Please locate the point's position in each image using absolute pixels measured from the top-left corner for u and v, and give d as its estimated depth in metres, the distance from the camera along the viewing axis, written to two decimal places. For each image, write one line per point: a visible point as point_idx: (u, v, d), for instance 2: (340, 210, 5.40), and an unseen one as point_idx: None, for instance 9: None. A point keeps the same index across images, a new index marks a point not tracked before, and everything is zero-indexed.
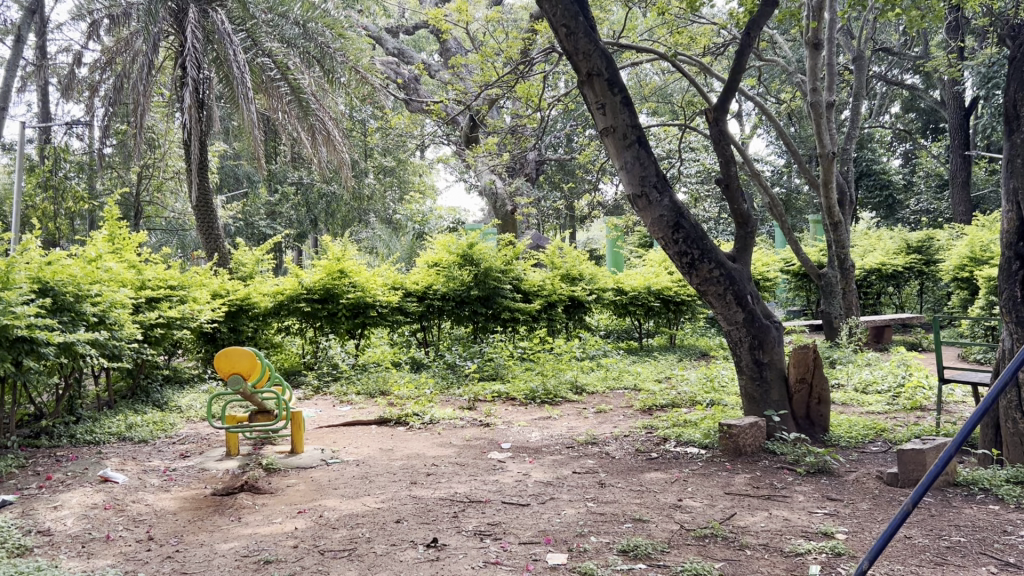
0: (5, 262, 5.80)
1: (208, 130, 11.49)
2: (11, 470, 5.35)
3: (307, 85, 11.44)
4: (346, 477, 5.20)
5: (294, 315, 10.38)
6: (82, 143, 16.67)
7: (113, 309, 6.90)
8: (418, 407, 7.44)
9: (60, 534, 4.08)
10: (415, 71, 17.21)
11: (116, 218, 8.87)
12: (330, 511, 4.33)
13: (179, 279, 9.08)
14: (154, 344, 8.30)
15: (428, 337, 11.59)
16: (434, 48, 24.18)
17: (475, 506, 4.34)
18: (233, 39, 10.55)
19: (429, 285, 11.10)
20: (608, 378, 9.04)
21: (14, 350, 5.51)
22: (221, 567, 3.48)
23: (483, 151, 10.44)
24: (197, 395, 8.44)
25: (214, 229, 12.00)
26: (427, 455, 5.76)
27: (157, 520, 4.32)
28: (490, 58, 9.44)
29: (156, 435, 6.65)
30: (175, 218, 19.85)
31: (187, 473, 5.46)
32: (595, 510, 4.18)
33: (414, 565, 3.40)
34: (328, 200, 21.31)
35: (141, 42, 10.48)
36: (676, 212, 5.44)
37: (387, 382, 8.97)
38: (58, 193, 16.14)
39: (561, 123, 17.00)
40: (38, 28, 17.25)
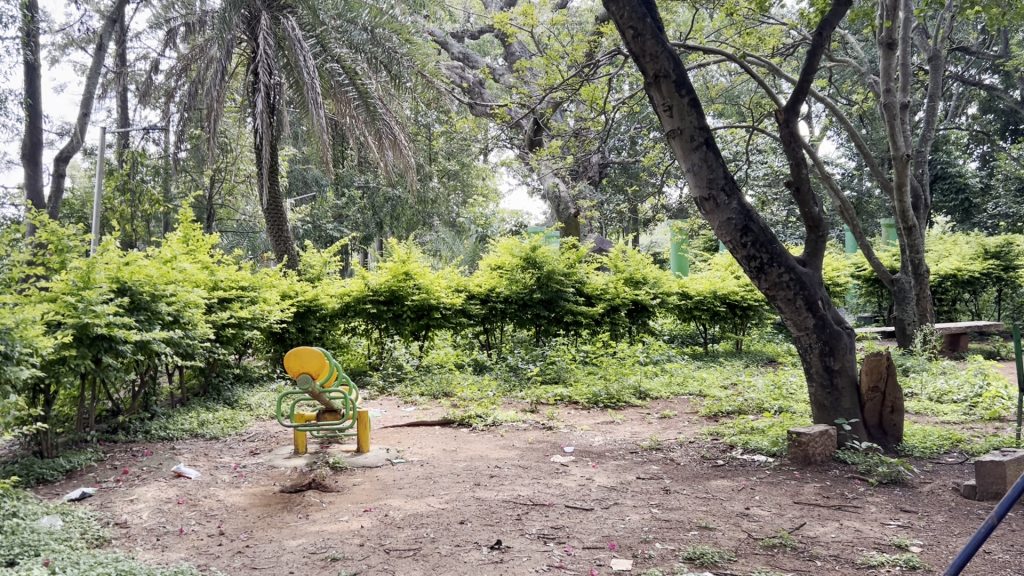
0: (86, 262, 6.00)
1: (278, 135, 11.72)
2: (90, 463, 5.54)
3: (374, 89, 11.61)
4: (411, 476, 5.26)
5: (360, 316, 10.56)
6: (158, 148, 17.14)
7: (187, 309, 7.12)
8: (481, 408, 7.48)
9: (136, 526, 4.20)
10: (480, 75, 17.30)
11: (189, 220, 9.09)
12: (395, 510, 4.38)
13: (250, 280, 9.30)
14: (225, 343, 8.53)
15: (491, 339, 11.67)
16: (498, 52, 24.29)
17: (539, 508, 4.34)
18: (303, 46, 10.76)
19: (492, 287, 11.16)
20: (672, 384, 8.92)
21: (94, 347, 5.69)
22: (290, 563, 3.54)
23: (546, 154, 10.38)
24: (266, 394, 8.62)
25: (284, 232, 12.25)
26: (490, 457, 5.78)
27: (228, 516, 4.42)
28: (554, 61, 9.42)
29: (227, 432, 6.80)
30: (245, 221, 20.34)
31: (256, 469, 5.58)
32: (660, 516, 4.14)
33: (479, 566, 3.42)
34: (394, 203, 21.61)
35: (215, 49, 10.73)
36: (744, 215, 5.35)
37: (450, 383, 9.03)
38: (136, 196, 16.65)
39: (625, 126, 16.93)
40: (119, 37, 17.87)
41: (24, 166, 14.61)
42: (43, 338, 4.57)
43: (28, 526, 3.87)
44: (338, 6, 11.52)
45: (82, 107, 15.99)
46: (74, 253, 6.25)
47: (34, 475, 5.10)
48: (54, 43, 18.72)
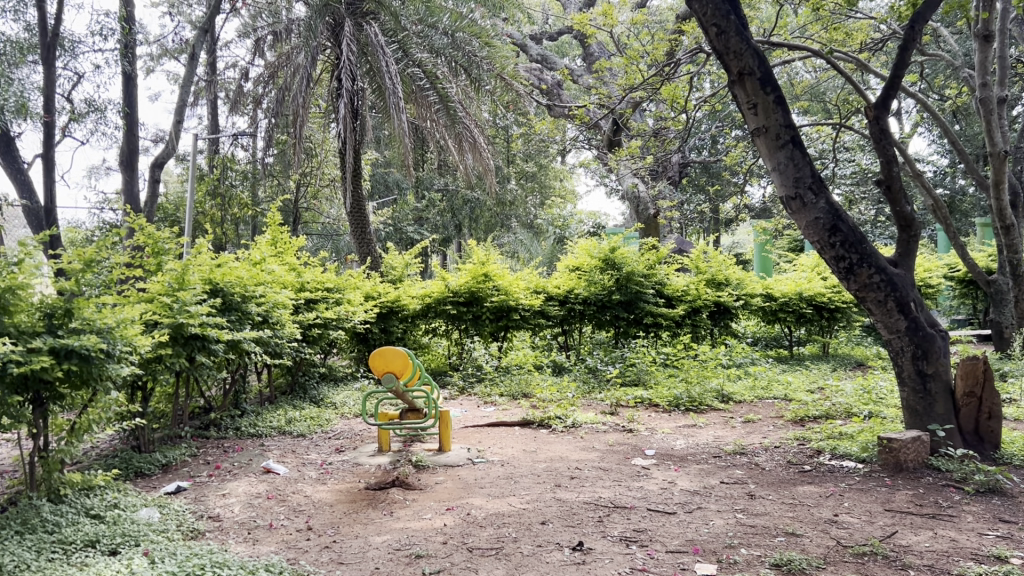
0: (181, 263, 6.22)
1: (361, 140, 11.93)
2: (184, 458, 5.74)
3: (455, 93, 11.73)
4: (492, 476, 5.29)
5: (440, 317, 10.71)
6: (246, 153, 17.65)
7: (275, 310, 7.34)
8: (561, 409, 7.46)
9: (228, 520, 4.34)
10: (559, 77, 17.31)
11: (277, 223, 9.34)
12: (477, 509, 4.41)
13: (335, 281, 9.52)
14: (312, 343, 8.74)
15: (570, 341, 11.69)
16: (577, 53, 24.24)
17: (620, 511, 4.32)
18: (385, 51, 10.98)
19: (570, 289, 11.14)
20: (756, 387, 8.75)
21: (189, 346, 5.89)
22: (376, 559, 3.60)
23: (626, 155, 10.23)
24: (350, 393, 8.81)
25: (367, 234, 12.49)
26: (571, 458, 5.77)
27: (315, 511, 4.52)
28: (635, 61, 9.33)
29: (313, 429, 6.95)
30: (329, 224, 20.82)
31: (342, 466, 5.70)
32: (746, 522, 4.07)
33: (561, 567, 3.42)
34: (472, 206, 21.87)
35: (301, 56, 11.01)
36: (833, 214, 5.22)
37: (530, 384, 9.05)
38: (226, 201, 17.17)
39: (706, 125, 16.70)
40: (209, 47, 18.49)
41: (122, 171, 15.23)
42: (142, 337, 4.74)
43: (128, 518, 4.04)
44: (420, 11, 11.78)
45: (176, 115, 16.60)
46: (169, 256, 6.48)
47: (133, 469, 5.33)
48: (150, 54, 19.46)
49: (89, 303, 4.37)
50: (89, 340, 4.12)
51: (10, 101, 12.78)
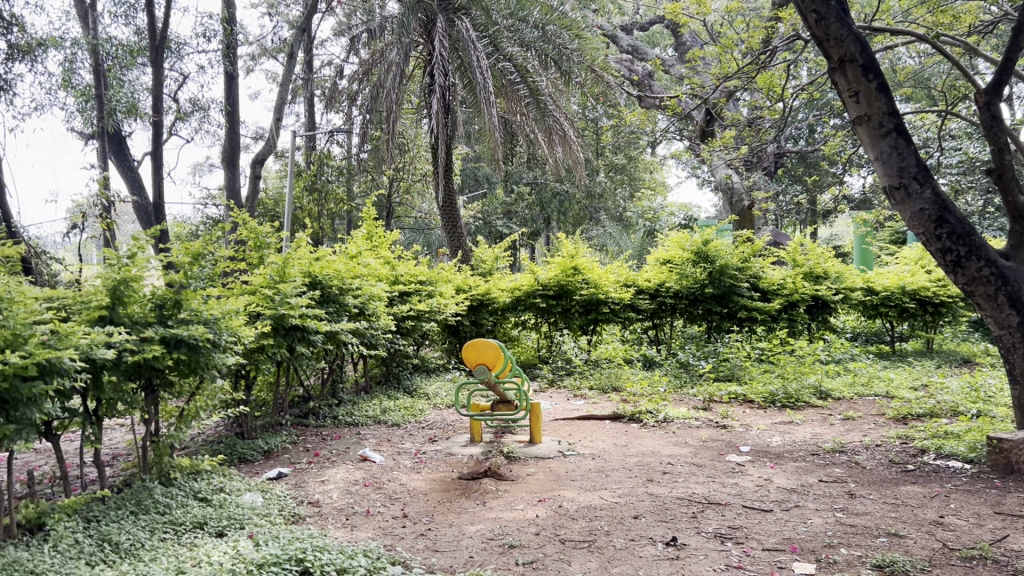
0: (282, 257, 6.42)
1: (453, 135, 12.04)
2: (285, 445, 5.94)
3: (545, 86, 11.73)
4: (583, 469, 5.29)
5: (530, 310, 10.78)
6: (342, 149, 18.05)
7: (371, 302, 7.53)
8: (652, 404, 7.38)
9: (327, 505, 4.47)
10: (650, 67, 17.09)
11: (372, 217, 9.54)
12: (569, 502, 4.42)
13: (428, 274, 9.68)
14: (406, 334, 8.91)
15: (661, 335, 11.56)
16: (668, 43, 23.89)
17: (715, 507, 4.26)
18: (477, 46, 11.01)
19: (661, 282, 11.04)
20: (856, 384, 8.49)
21: (289, 336, 6.08)
22: (470, 547, 3.66)
23: (720, 146, 10.01)
24: (442, 384, 8.95)
25: (458, 227, 12.63)
26: (663, 453, 5.72)
27: (410, 499, 4.61)
28: (729, 50, 9.12)
29: (406, 419, 7.09)
30: (421, 218, 21.17)
31: (435, 456, 5.80)
32: (845, 521, 3.96)
33: (655, 562, 3.40)
34: (561, 199, 21.84)
35: (395, 52, 11.19)
36: (940, 204, 4.99)
37: (620, 377, 9.00)
38: (322, 196, 17.58)
39: (803, 114, 16.26)
40: (306, 45, 18.98)
41: (224, 167, 15.79)
42: (246, 328, 4.92)
43: (233, 502, 4.21)
44: (511, 5, 11.79)
45: (275, 112, 17.08)
46: (271, 250, 6.70)
47: (237, 454, 5.55)
48: (249, 53, 20.07)
49: (196, 294, 4.56)
50: (197, 330, 4.30)
51: (120, 102, 13.43)
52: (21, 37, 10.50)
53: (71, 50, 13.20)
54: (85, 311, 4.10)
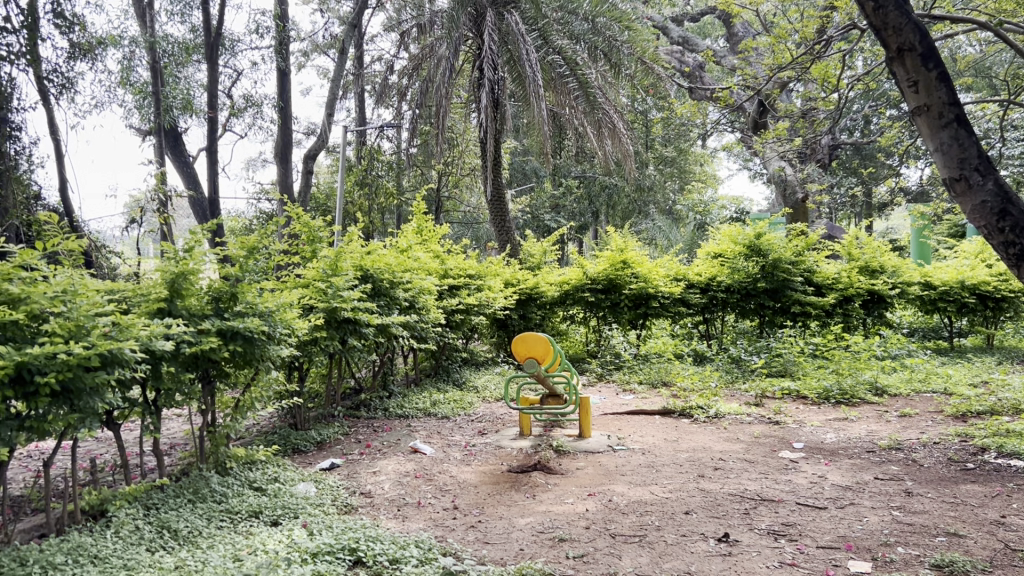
0: (335, 251, 6.49)
1: (502, 128, 12.04)
2: (338, 436, 6.02)
3: (595, 78, 11.65)
4: (634, 464, 5.27)
5: (578, 304, 10.81)
6: (392, 144, 18.19)
7: (421, 295, 7.59)
8: (703, 399, 7.31)
9: (379, 496, 4.52)
10: (701, 59, 16.89)
11: (421, 212, 9.60)
12: (619, 496, 4.40)
13: (476, 268, 9.72)
14: (455, 328, 8.97)
15: (712, 330, 11.46)
16: (719, 34, 23.58)
17: (768, 504, 4.21)
18: (526, 39, 10.96)
19: (713, 276, 10.89)
20: (913, 380, 8.32)
21: (341, 329, 6.15)
22: (520, 540, 3.67)
23: (772, 138, 9.85)
24: (490, 377, 8.98)
25: (506, 222, 12.63)
26: (714, 449, 5.67)
27: (460, 491, 4.64)
28: (783, 40, 8.95)
29: (456, 412, 7.13)
30: (469, 211, 21.24)
31: (485, 449, 5.82)
32: (902, 519, 3.89)
33: (707, 558, 3.37)
34: (610, 192, 21.70)
35: (444, 47, 11.24)
36: (1004, 197, 4.17)
37: (670, 372, 8.93)
38: (372, 190, 17.76)
39: (858, 105, 15.94)
40: (357, 41, 19.14)
41: (277, 163, 16.01)
42: (299, 321, 5.01)
43: (288, 491, 4.28)
44: None
45: (326, 108, 17.29)
46: (323, 244, 6.78)
47: (291, 445, 5.63)
48: (301, 50, 20.32)
49: (252, 288, 4.65)
50: (252, 322, 4.38)
51: (177, 98, 13.50)
52: (83, 36, 10.77)
53: (129, 48, 13.50)
54: (144, 304, 4.19)
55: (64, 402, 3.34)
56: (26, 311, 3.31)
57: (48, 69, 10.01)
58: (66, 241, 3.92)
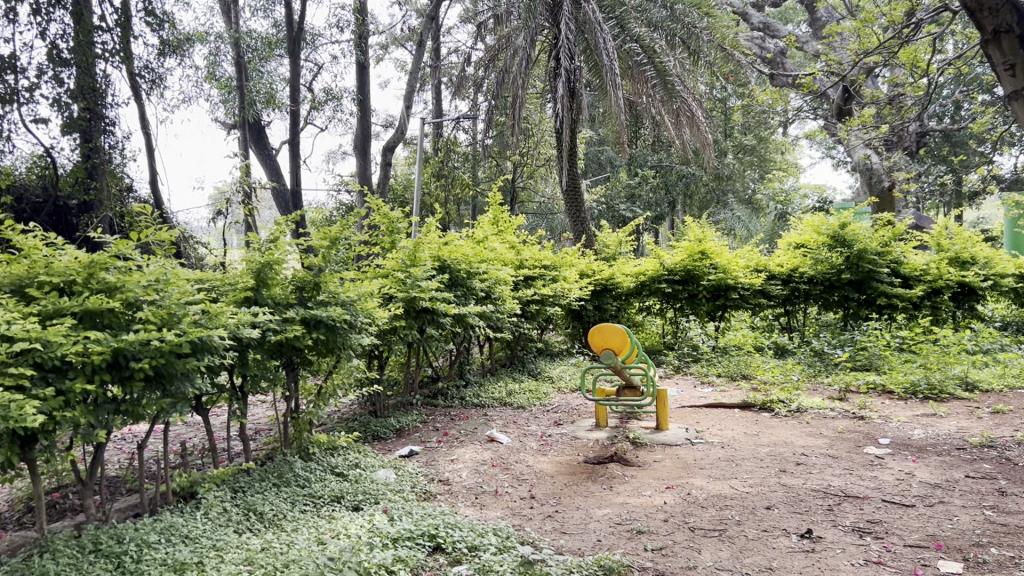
0: (413, 241, 6.57)
1: (578, 118, 11.99)
2: (416, 424, 6.10)
3: (673, 66, 11.39)
4: (713, 457, 5.20)
5: (655, 295, 10.72)
6: (468, 135, 18.30)
7: (497, 285, 7.64)
8: (785, 392, 7.17)
9: (457, 484, 4.57)
10: (782, 44, 16.50)
11: (497, 203, 9.65)
12: (698, 490, 4.35)
13: (552, 259, 9.73)
14: (530, 319, 9.00)
15: (793, 322, 11.22)
16: (802, 19, 23.00)
17: (853, 501, 4.11)
18: (603, 28, 10.84)
19: (795, 267, 10.60)
20: (1007, 375, 7.98)
21: (420, 319, 6.23)
22: (598, 531, 3.67)
23: (857, 124, 9.56)
24: (566, 368, 8.98)
25: (582, 213, 12.57)
26: (796, 444, 5.55)
27: (536, 481, 4.66)
28: (870, 24, 8.65)
29: (532, 402, 7.16)
30: (544, 201, 21.24)
31: (561, 439, 5.82)
32: (996, 520, 3.74)
33: (789, 554, 3.31)
34: (687, 182, 21.37)
35: (521, 37, 11.26)
36: None
37: (750, 365, 8.78)
38: (449, 181, 17.91)
39: (950, 90, 15.34)
40: (434, 33, 19.28)
41: (356, 155, 16.29)
42: (379, 310, 5.10)
43: (368, 477, 4.37)
44: None
45: (404, 100, 17.50)
46: (403, 235, 6.87)
47: (371, 432, 5.74)
48: (380, 43, 20.59)
49: (334, 278, 4.75)
50: (335, 311, 4.48)
51: (260, 92, 14.06)
52: (172, 33, 11.11)
53: (215, 44, 13.88)
54: (232, 293, 4.31)
55: (157, 386, 3.47)
56: (122, 299, 3.45)
57: (139, 65, 10.36)
58: (158, 232, 4.06)
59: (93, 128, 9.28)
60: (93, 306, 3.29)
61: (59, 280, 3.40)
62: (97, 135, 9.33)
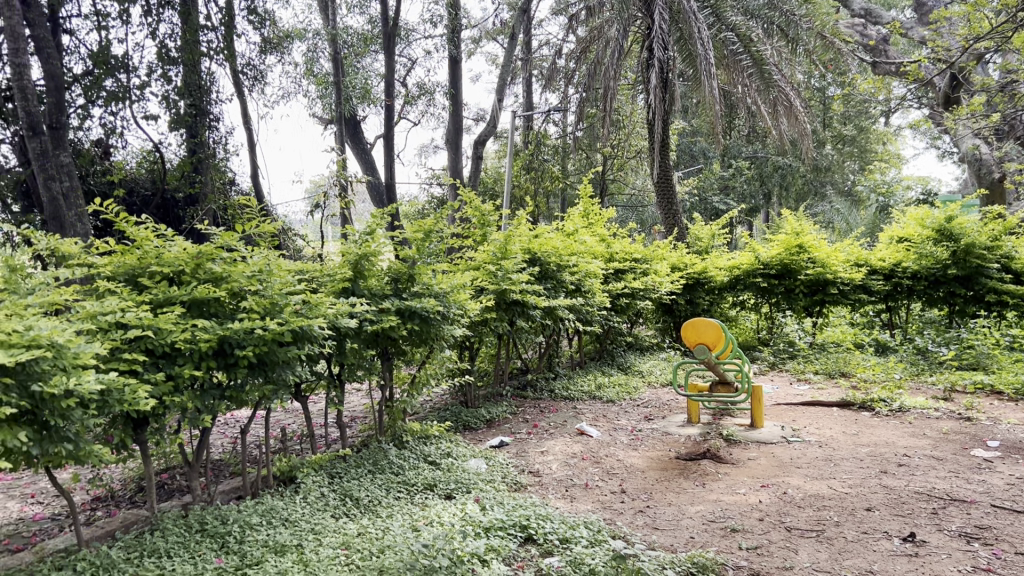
0: (505, 234, 6.59)
1: (671, 109, 11.81)
2: (506, 415, 6.14)
3: (770, 55, 11.06)
4: (809, 456, 5.07)
5: (750, 289, 10.55)
6: (558, 127, 18.33)
7: (588, 279, 7.62)
8: (886, 391, 6.92)
9: (548, 476, 4.59)
10: (886, 31, 15.85)
11: (588, 196, 9.60)
12: (794, 489, 4.25)
13: (643, 252, 9.64)
14: (620, 312, 8.96)
15: (895, 319, 10.83)
16: (907, 3, 22.08)
17: (959, 505, 3.94)
18: (698, 17, 10.64)
19: (898, 261, 10.21)
20: None
21: (511, 311, 6.27)
22: (690, 528, 3.63)
23: (966, 113, 9.11)
24: (656, 362, 8.89)
25: (673, 205, 12.39)
26: (898, 444, 5.36)
27: (627, 475, 4.63)
28: (981, 8, 8.22)
29: (622, 396, 7.11)
30: (635, 194, 21.08)
31: (652, 434, 5.77)
32: None
33: (891, 557, 3.21)
34: (783, 173, 20.84)
35: (614, 29, 11.14)
36: None
37: (849, 363, 8.51)
38: (539, 174, 17.90)
39: None
40: (526, 27, 19.30)
41: (448, 149, 16.46)
42: (471, 303, 5.16)
43: (460, 466, 4.42)
44: None
45: (496, 94, 17.59)
46: (494, 228, 6.91)
47: (462, 422, 5.81)
48: (472, 37, 20.71)
49: (428, 270, 4.82)
50: (428, 302, 4.55)
51: (356, 88, 14.25)
52: (273, 31, 11.43)
53: (314, 41, 14.25)
54: (330, 284, 4.43)
55: (260, 372, 3.60)
56: (228, 289, 3.59)
57: (242, 62, 10.70)
58: (260, 224, 4.20)
59: (198, 124, 9.67)
60: (201, 295, 3.42)
61: (169, 270, 3.54)
62: (201, 130, 9.72)
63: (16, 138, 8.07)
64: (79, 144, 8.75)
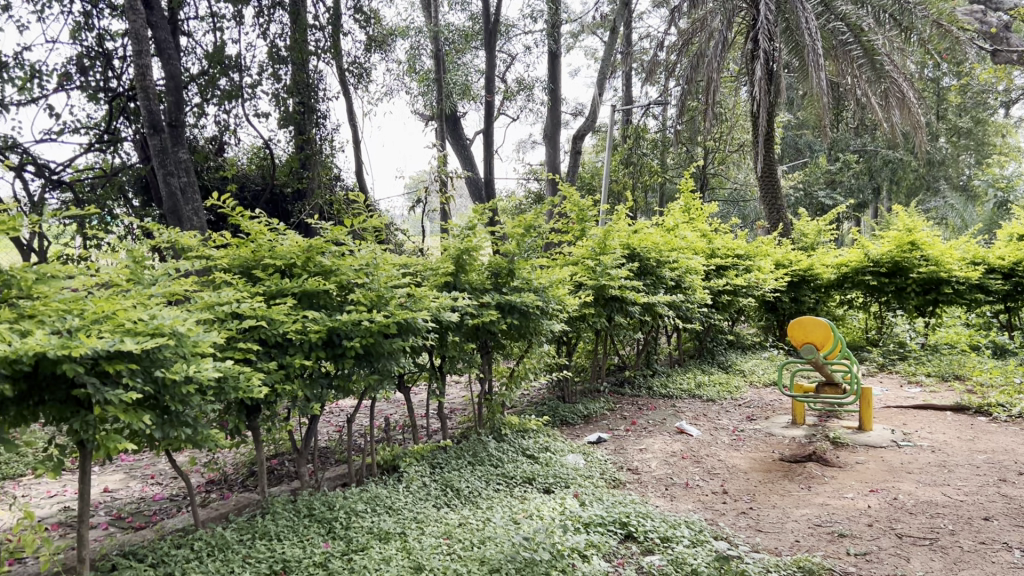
0: (604, 229, 6.54)
1: (776, 101, 11.50)
2: (604, 411, 6.12)
3: (882, 44, 10.64)
4: (922, 462, 4.87)
5: (858, 288, 10.29)
6: (658, 121, 18.12)
7: (688, 275, 7.49)
8: (1006, 396, 6.57)
9: (647, 474, 4.54)
10: (1007, 16, 15.01)
11: (688, 190, 9.46)
12: (906, 495, 4.10)
13: (745, 248, 9.43)
14: (722, 308, 8.86)
15: (1016, 321, 10.16)
16: None
17: None
18: (806, 6, 10.29)
19: (1018, 260, 9.49)
20: None
21: (608, 307, 6.25)
22: (796, 531, 3.55)
23: None
24: (758, 361, 8.71)
25: (777, 200, 12.06)
26: (1019, 452, 5.09)
27: (729, 476, 4.55)
28: None
29: (723, 395, 6.99)
30: (737, 189, 20.67)
31: (754, 435, 5.65)
32: None
33: (1011, 569, 3.06)
34: (894, 168, 19.87)
35: (717, 20, 10.92)
36: None
37: (964, 365, 8.13)
38: (637, 167, 17.56)
39: None
40: (625, 20, 19.11)
41: (547, 144, 16.46)
42: (570, 298, 5.17)
43: (559, 461, 4.43)
44: None
45: (595, 88, 17.47)
46: (593, 223, 6.88)
47: (560, 417, 5.82)
48: (571, 32, 20.65)
49: (527, 264, 4.84)
50: (528, 297, 4.60)
51: (457, 84, 14.40)
52: (377, 30, 11.65)
53: (416, 39, 14.47)
54: (433, 278, 4.51)
55: (366, 362, 3.69)
56: (336, 282, 3.69)
57: (348, 60, 10.95)
58: (366, 219, 4.29)
59: (306, 121, 9.95)
60: (312, 287, 3.54)
61: (282, 263, 3.65)
62: (309, 127, 10.00)
63: (137, 136, 8.47)
64: (194, 140, 9.16)
